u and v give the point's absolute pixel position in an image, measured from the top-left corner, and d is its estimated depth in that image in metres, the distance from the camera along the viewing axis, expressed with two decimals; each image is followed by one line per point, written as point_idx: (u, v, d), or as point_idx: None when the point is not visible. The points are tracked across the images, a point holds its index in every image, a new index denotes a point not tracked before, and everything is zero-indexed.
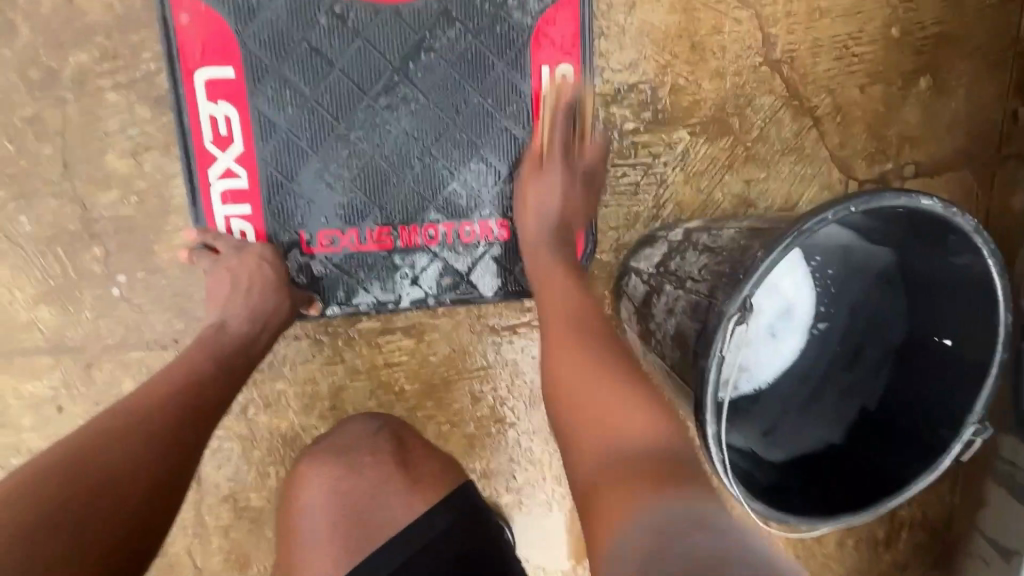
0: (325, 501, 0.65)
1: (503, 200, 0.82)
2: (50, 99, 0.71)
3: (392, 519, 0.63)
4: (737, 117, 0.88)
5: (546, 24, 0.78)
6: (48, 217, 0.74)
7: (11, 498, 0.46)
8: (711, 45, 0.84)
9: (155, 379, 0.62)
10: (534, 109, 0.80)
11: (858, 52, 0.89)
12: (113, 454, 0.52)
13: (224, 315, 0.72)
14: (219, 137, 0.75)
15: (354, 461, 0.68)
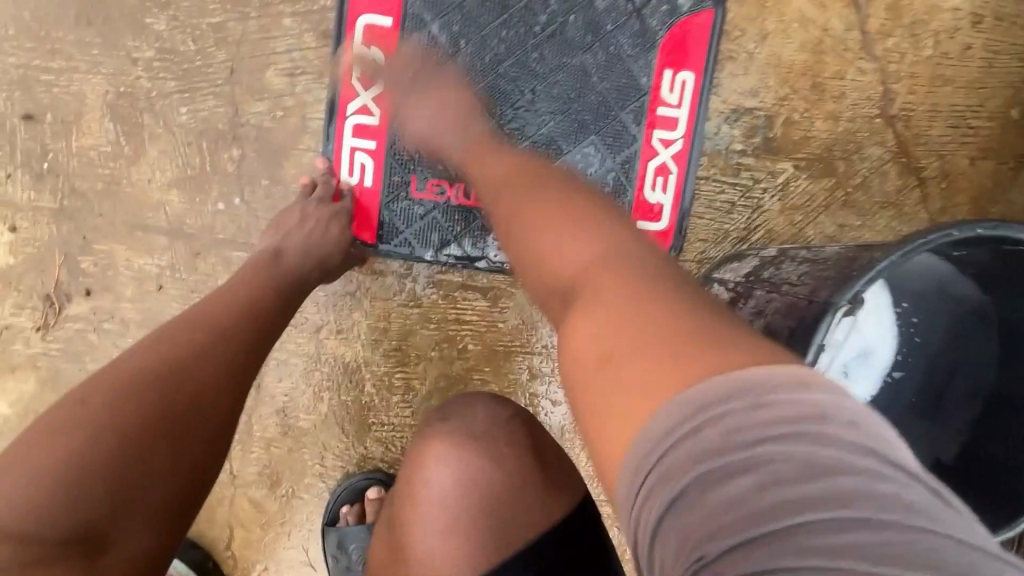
0: (456, 490, 0.62)
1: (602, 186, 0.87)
2: (236, 13, 0.80)
3: (529, 522, 0.62)
4: (843, 160, 0.89)
5: (676, 34, 0.85)
6: (204, 112, 0.82)
7: (61, 448, 0.47)
8: (832, 88, 0.88)
9: (209, 304, 0.63)
10: (649, 109, 0.86)
11: (974, 124, 0.91)
12: (159, 391, 0.52)
13: (280, 244, 0.75)
14: (364, 76, 0.82)
15: (495, 454, 0.64)
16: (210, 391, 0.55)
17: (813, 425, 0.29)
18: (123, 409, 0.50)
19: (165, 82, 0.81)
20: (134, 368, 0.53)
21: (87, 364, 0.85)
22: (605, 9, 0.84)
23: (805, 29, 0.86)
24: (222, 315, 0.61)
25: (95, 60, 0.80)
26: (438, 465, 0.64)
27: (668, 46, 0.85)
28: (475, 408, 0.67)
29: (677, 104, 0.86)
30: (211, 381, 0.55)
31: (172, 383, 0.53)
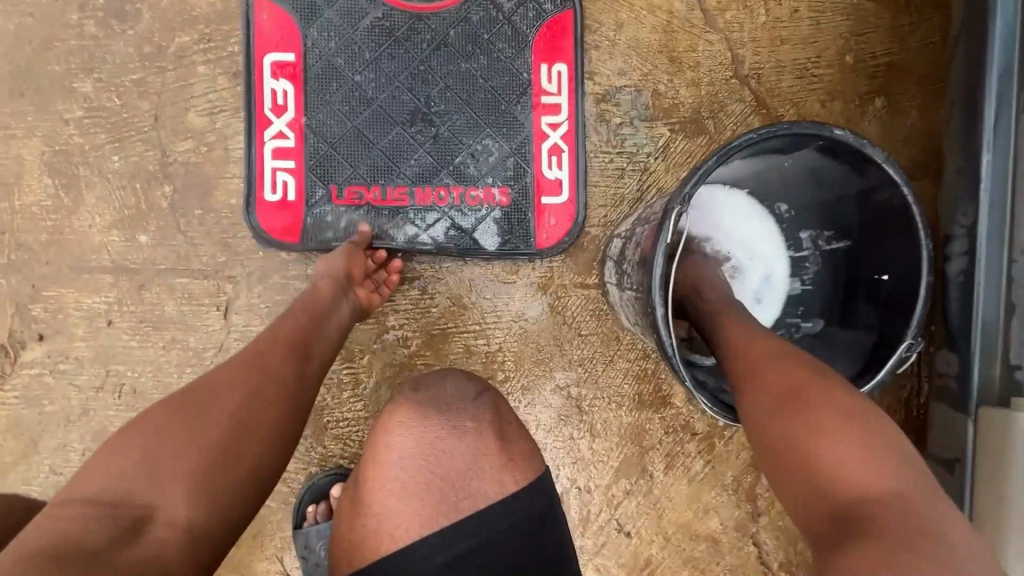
0: (417, 455, 0.69)
1: (504, 172, 0.98)
2: (153, 68, 0.90)
3: (480, 491, 0.67)
4: (711, 120, 1.02)
5: (546, 32, 0.98)
6: (134, 157, 0.90)
7: (150, 428, 0.59)
8: (688, 60, 1.01)
9: (269, 336, 0.73)
10: (534, 98, 0.98)
11: (817, 73, 1.04)
12: (207, 403, 0.62)
13: (318, 279, 0.84)
14: (276, 106, 0.92)
15: (454, 425, 0.72)
16: (263, 413, 0.64)
17: None
18: (207, 410, 0.61)
19: (97, 135, 0.90)
20: (206, 381, 0.65)
21: (47, 406, 0.91)
22: (480, 20, 0.96)
23: (654, 14, 1.00)
24: (259, 350, 0.70)
25: (30, 125, 0.89)
26: (401, 431, 0.71)
27: (540, 44, 0.97)
28: (447, 389, 0.77)
29: (558, 91, 0.98)
30: (229, 397, 0.63)
31: (200, 400, 0.62)
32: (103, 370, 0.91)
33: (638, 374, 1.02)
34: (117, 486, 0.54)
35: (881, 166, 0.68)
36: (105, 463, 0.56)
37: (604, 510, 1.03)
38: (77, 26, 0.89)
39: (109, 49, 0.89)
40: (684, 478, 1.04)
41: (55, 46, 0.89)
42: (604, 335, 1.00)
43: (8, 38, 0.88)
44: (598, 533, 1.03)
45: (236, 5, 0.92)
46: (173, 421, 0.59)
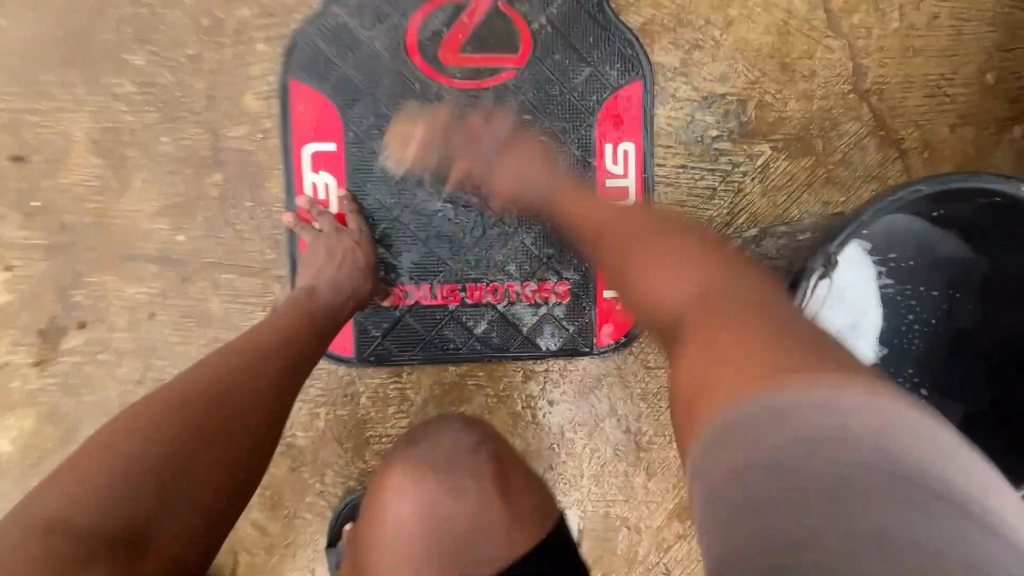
0: (419, 519, 0.64)
1: (563, 266, 0.89)
2: (211, 43, 0.82)
3: (487, 552, 0.62)
4: (821, 139, 0.90)
5: (612, 106, 0.87)
6: (186, 141, 0.84)
7: (158, 416, 0.56)
8: (801, 68, 0.88)
9: (282, 321, 0.70)
10: (597, 183, 0.88)
11: (951, 92, 0.90)
12: (239, 395, 0.61)
13: (314, 283, 0.76)
14: (318, 202, 0.85)
15: (447, 484, 0.66)
16: (242, 415, 0.60)
17: (849, 438, 0.37)
18: (228, 405, 0.59)
19: (147, 114, 0.83)
20: (235, 352, 0.65)
21: (84, 396, 0.87)
22: (539, 90, 0.86)
23: (768, 13, 0.87)
24: (271, 340, 0.67)
25: (79, 99, 0.82)
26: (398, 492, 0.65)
27: (607, 123, 0.87)
28: (440, 437, 0.70)
29: (623, 173, 0.88)
30: (251, 388, 0.62)
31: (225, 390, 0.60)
32: (144, 364, 0.87)
33: None
34: (117, 486, 0.51)
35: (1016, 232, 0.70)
36: (89, 463, 0.52)
37: (654, 553, 0.96)
38: None
39: (163, 20, 0.82)
40: None
41: (107, 13, 0.81)
42: None
43: (59, 1, 0.81)
44: None
45: None
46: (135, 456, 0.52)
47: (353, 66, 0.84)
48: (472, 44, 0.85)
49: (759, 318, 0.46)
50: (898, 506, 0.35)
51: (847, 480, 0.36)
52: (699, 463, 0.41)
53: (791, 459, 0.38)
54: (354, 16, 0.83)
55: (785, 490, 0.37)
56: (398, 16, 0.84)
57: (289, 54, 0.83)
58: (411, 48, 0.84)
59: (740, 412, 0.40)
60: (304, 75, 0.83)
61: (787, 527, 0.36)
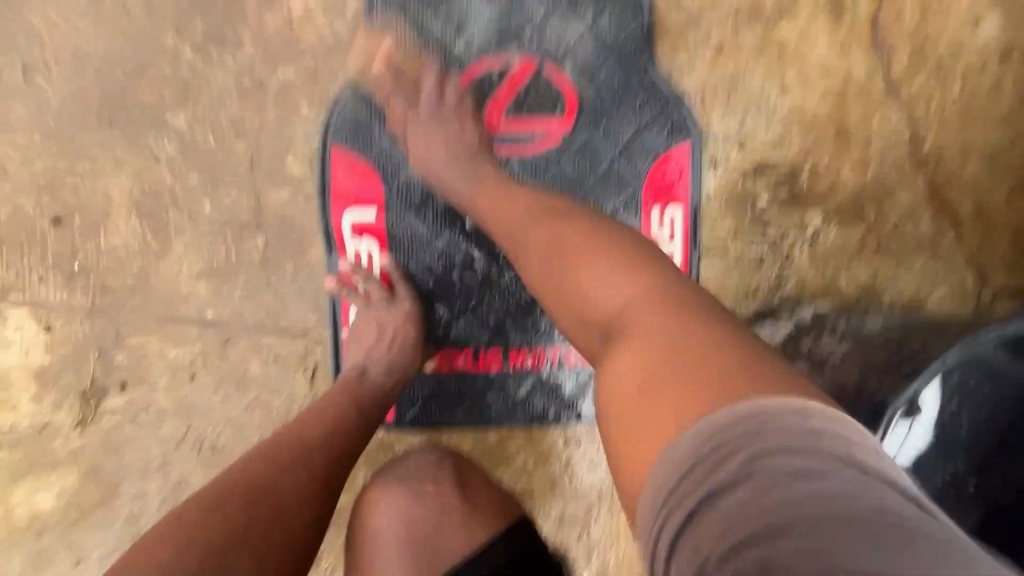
0: (395, 524, 0.73)
1: None
2: (253, 105, 0.80)
3: (449, 547, 0.70)
4: (873, 208, 0.87)
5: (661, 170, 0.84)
6: (227, 204, 0.82)
7: (225, 500, 0.54)
8: (858, 135, 0.86)
9: (332, 402, 0.68)
10: None
11: (1011, 161, 0.87)
12: (293, 484, 0.58)
13: (365, 360, 0.75)
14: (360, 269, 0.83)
15: (416, 490, 0.75)
16: (291, 509, 0.56)
17: (840, 482, 0.34)
18: (281, 492, 0.57)
19: (188, 177, 0.81)
20: (292, 437, 0.62)
21: (125, 455, 0.87)
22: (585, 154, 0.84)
23: (826, 79, 0.84)
24: (323, 426, 0.64)
25: (119, 160, 0.81)
26: (381, 500, 0.75)
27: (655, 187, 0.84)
28: (407, 462, 0.79)
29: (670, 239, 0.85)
30: (307, 479, 0.59)
31: (281, 478, 0.58)
32: (185, 425, 0.86)
33: None
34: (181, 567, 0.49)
35: None
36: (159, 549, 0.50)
37: None
38: (173, 51, 0.79)
39: (205, 80, 0.80)
40: None
41: (149, 73, 0.79)
42: None
43: (98, 60, 0.79)
44: None
45: (348, 38, 0.80)
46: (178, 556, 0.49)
47: (395, 129, 0.82)
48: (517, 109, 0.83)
49: (693, 323, 0.49)
50: (838, 470, 0.35)
51: (801, 466, 0.35)
52: (661, 505, 0.38)
53: (759, 437, 0.37)
54: (400, 79, 0.81)
55: (748, 467, 0.36)
56: (443, 79, 0.81)
57: (331, 118, 0.80)
58: None
59: (690, 444, 0.39)
60: (345, 138, 0.81)
61: (743, 503, 0.35)
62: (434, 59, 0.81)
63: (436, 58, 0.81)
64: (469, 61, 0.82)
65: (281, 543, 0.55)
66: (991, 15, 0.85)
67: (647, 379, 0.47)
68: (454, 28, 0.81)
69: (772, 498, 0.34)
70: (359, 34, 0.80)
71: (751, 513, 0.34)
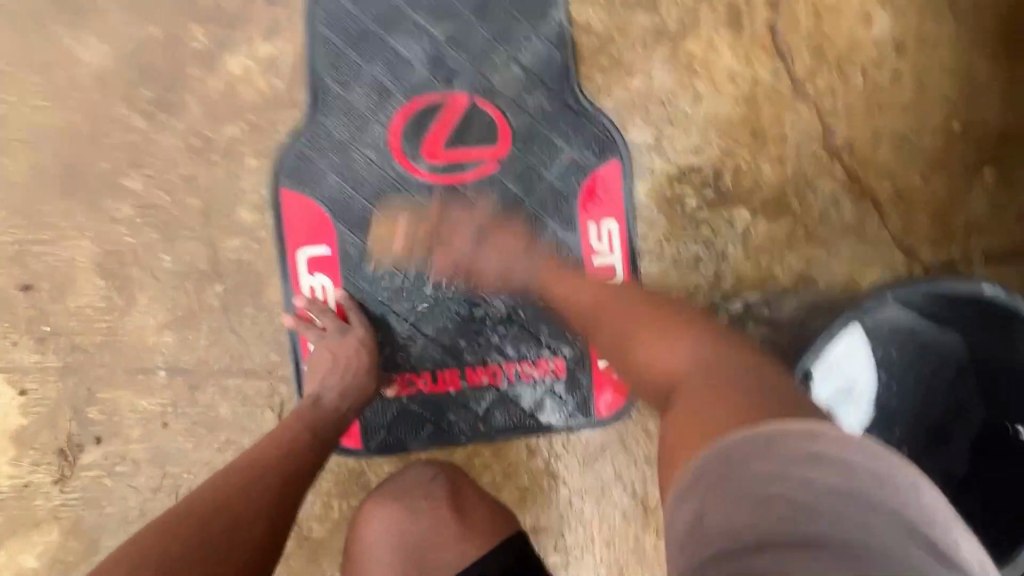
0: (391, 537, 0.79)
1: (559, 342, 0.90)
2: (202, 162, 0.86)
3: (442, 562, 0.77)
4: (797, 199, 0.92)
5: (593, 185, 0.89)
6: (185, 256, 0.87)
7: (193, 513, 0.59)
8: (773, 134, 0.91)
9: (288, 428, 0.72)
10: (584, 261, 0.89)
11: (919, 143, 0.93)
12: (255, 497, 0.62)
13: (320, 389, 0.79)
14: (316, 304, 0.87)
15: (411, 506, 0.80)
16: (248, 522, 0.60)
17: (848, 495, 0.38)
18: (244, 503, 0.61)
19: (147, 234, 0.86)
20: (253, 458, 0.67)
21: (106, 507, 0.89)
22: (521, 177, 0.88)
23: (736, 85, 0.90)
24: (280, 447, 0.69)
25: (81, 226, 0.86)
26: (379, 514, 0.81)
27: (588, 201, 0.89)
28: (407, 478, 0.83)
29: (608, 250, 0.90)
30: (266, 493, 0.63)
31: (245, 491, 0.62)
32: (161, 473, 0.89)
33: None
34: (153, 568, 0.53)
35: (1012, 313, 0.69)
36: (131, 555, 0.54)
37: None
38: (124, 120, 0.85)
39: (156, 144, 0.85)
40: None
41: (103, 142, 0.85)
42: None
43: (56, 137, 0.85)
44: None
45: (286, 92, 0.86)
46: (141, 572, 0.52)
47: (337, 170, 0.86)
48: (454, 139, 0.87)
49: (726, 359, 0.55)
50: (842, 485, 0.39)
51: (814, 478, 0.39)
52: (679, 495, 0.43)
53: (783, 465, 0.40)
54: (338, 123, 0.86)
55: (768, 474, 0.40)
56: (379, 119, 0.86)
57: (276, 166, 0.86)
58: (394, 148, 0.86)
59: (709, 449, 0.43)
60: (291, 183, 0.86)
61: (757, 506, 0.38)
62: (368, 102, 0.86)
63: (372, 101, 0.86)
64: (404, 100, 0.85)
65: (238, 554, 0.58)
66: (880, 10, 0.91)
67: (692, 409, 0.49)
68: (386, 70, 0.85)
69: (775, 501, 0.38)
70: (296, 87, 0.86)
71: (771, 510, 0.38)
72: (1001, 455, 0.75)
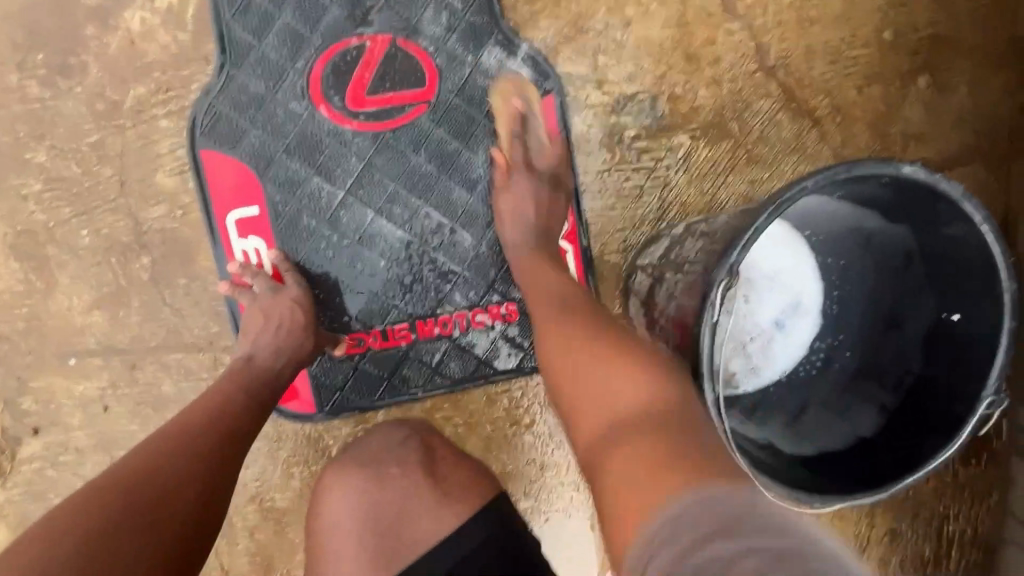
0: (358, 509, 0.72)
1: (507, 288, 0.88)
2: (112, 127, 0.81)
3: (424, 533, 0.69)
4: (736, 121, 0.91)
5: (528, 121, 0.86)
6: (105, 230, 0.82)
7: (114, 482, 0.56)
8: (706, 55, 0.89)
9: (219, 391, 0.70)
10: None
11: (853, 55, 0.92)
12: (182, 460, 0.60)
13: (253, 347, 0.76)
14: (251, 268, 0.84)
15: (381, 476, 0.74)
16: (183, 481, 0.58)
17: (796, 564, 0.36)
18: (169, 468, 0.59)
19: (60, 210, 0.81)
20: (183, 422, 0.64)
21: (53, 500, 0.86)
22: (451, 120, 0.85)
23: (665, 8, 0.88)
24: (212, 411, 0.66)
25: None
26: (343, 484, 0.74)
27: None
28: (373, 445, 0.78)
29: None
30: (196, 456, 0.61)
31: (172, 456, 0.60)
32: (107, 458, 0.86)
33: None
34: (70, 542, 0.51)
35: (958, 204, 0.61)
36: (49, 530, 0.52)
37: None
38: (19, 88, 0.79)
39: (58, 112, 0.80)
40: None
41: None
42: None
43: None
44: None
45: (192, 45, 0.81)
46: (70, 535, 0.51)
47: (256, 126, 0.82)
48: (379, 84, 0.83)
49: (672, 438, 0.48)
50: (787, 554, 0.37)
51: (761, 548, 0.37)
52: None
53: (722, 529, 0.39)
54: (252, 76, 0.81)
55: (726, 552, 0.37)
56: (296, 68, 0.81)
57: (191, 126, 0.81)
58: (315, 98, 0.82)
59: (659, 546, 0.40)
60: (209, 143, 0.81)
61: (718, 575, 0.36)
62: (281, 50, 0.81)
63: (285, 50, 0.81)
64: (320, 46, 0.81)
65: (178, 513, 0.56)
66: None
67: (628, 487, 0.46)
68: (297, 15, 0.81)
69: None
70: (203, 40, 0.81)
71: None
72: (951, 348, 0.69)
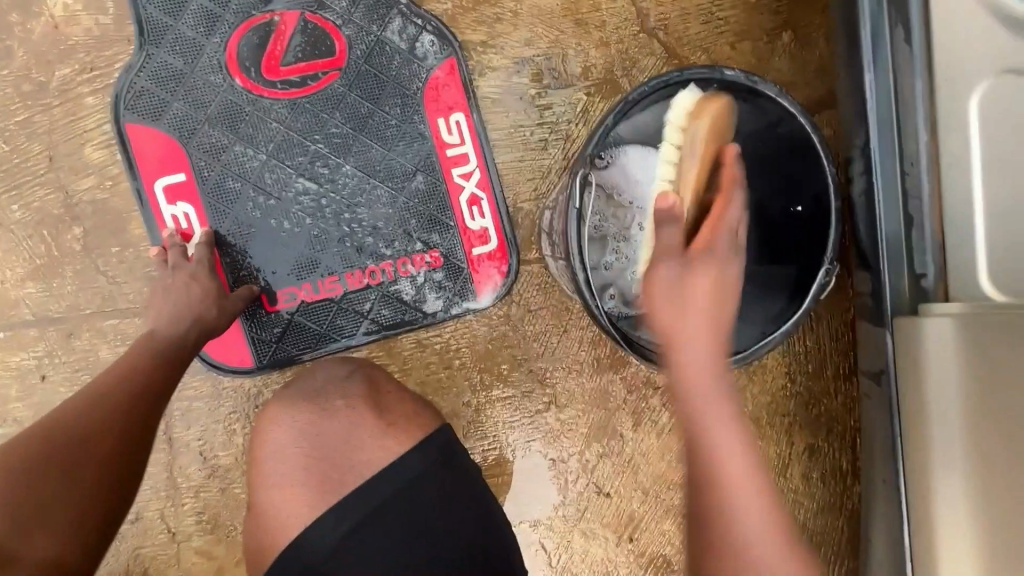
0: (293, 444, 0.67)
1: (428, 236, 0.96)
2: (39, 107, 0.86)
3: (366, 461, 0.66)
4: (626, 77, 1.01)
5: (434, 82, 0.95)
6: (36, 204, 0.87)
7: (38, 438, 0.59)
8: (593, 20, 1.00)
9: (132, 355, 0.74)
10: (438, 150, 0.96)
11: (723, 16, 1.05)
12: (101, 411, 0.64)
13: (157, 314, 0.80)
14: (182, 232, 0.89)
15: (326, 406, 0.69)
16: (99, 432, 0.62)
17: None
18: (90, 420, 0.62)
19: None
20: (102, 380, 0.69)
21: None
22: (363, 85, 0.93)
23: None
24: (127, 369, 0.71)
25: None
26: (278, 423, 0.68)
27: (432, 98, 0.95)
28: (316, 375, 0.73)
29: (460, 140, 0.96)
30: (116, 408, 0.65)
31: (93, 410, 0.64)
32: None
33: (594, 338, 1.00)
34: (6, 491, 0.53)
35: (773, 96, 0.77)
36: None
37: (583, 476, 1.01)
38: None
39: None
40: (653, 433, 1.02)
41: None
42: (552, 306, 0.99)
43: None
44: (579, 497, 1.01)
45: (115, 28, 0.87)
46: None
47: (178, 98, 0.88)
48: (292, 55, 0.90)
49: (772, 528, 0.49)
50: None
51: None
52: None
53: None
54: (171, 53, 0.87)
55: None
56: (213, 44, 0.88)
57: (116, 101, 0.87)
58: (232, 69, 0.89)
59: None
60: (133, 116, 0.87)
61: None
62: (197, 28, 0.88)
63: (201, 27, 0.88)
64: (234, 22, 0.89)
65: (76, 489, 0.57)
66: None
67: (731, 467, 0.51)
68: None
69: None
70: (124, 22, 0.87)
71: None
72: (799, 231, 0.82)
